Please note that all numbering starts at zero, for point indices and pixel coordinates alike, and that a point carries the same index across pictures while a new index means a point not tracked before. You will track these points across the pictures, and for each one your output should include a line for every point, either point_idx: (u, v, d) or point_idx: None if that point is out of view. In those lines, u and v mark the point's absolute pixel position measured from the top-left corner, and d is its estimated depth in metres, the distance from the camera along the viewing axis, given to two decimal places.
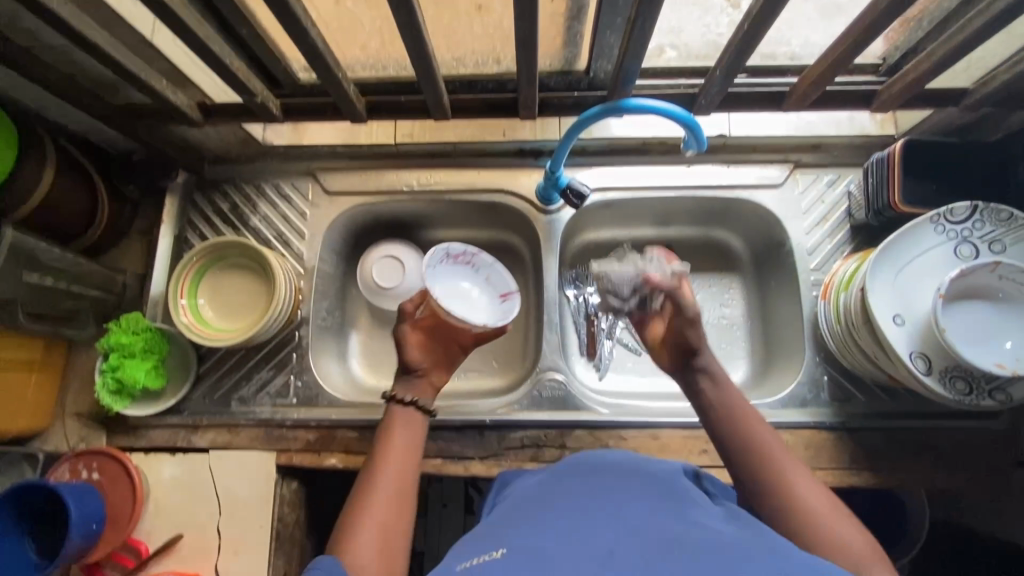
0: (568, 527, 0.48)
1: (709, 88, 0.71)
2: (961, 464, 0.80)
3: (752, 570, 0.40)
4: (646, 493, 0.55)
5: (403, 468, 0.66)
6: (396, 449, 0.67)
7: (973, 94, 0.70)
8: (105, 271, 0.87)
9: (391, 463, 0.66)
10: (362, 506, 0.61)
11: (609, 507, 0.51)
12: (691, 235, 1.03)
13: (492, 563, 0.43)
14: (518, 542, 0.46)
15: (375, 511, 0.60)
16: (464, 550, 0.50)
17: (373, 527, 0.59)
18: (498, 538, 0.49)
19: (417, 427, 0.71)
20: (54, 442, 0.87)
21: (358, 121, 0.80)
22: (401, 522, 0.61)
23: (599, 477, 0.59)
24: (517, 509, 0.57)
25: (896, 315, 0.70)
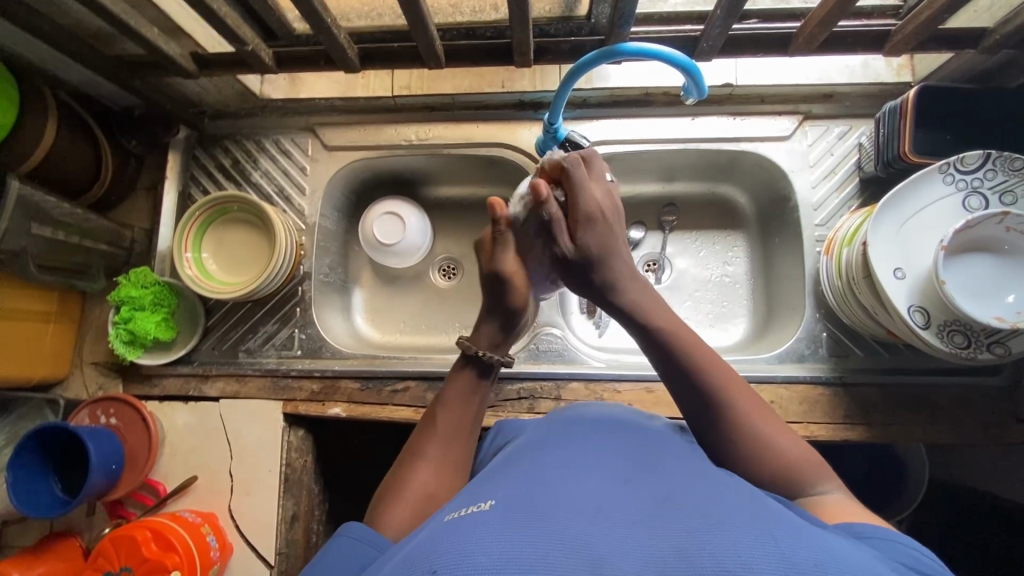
0: (558, 478, 0.48)
1: (710, 30, 0.67)
2: (960, 418, 0.80)
3: (745, 520, 0.39)
4: (630, 446, 0.56)
5: (453, 435, 0.64)
6: (452, 421, 0.65)
7: (992, 35, 0.67)
8: (113, 226, 0.89)
9: (448, 429, 0.64)
10: (413, 465, 0.61)
11: (602, 463, 0.51)
12: (696, 191, 1.01)
13: (480, 515, 0.42)
14: (504, 492, 0.46)
15: (425, 473, 0.60)
16: (455, 502, 0.49)
17: (419, 490, 0.58)
18: (484, 489, 0.49)
19: (472, 404, 0.66)
20: (74, 389, 0.92)
21: (352, 71, 0.78)
22: (446, 490, 0.60)
23: (584, 432, 0.59)
24: (513, 457, 0.57)
25: (898, 269, 0.69)
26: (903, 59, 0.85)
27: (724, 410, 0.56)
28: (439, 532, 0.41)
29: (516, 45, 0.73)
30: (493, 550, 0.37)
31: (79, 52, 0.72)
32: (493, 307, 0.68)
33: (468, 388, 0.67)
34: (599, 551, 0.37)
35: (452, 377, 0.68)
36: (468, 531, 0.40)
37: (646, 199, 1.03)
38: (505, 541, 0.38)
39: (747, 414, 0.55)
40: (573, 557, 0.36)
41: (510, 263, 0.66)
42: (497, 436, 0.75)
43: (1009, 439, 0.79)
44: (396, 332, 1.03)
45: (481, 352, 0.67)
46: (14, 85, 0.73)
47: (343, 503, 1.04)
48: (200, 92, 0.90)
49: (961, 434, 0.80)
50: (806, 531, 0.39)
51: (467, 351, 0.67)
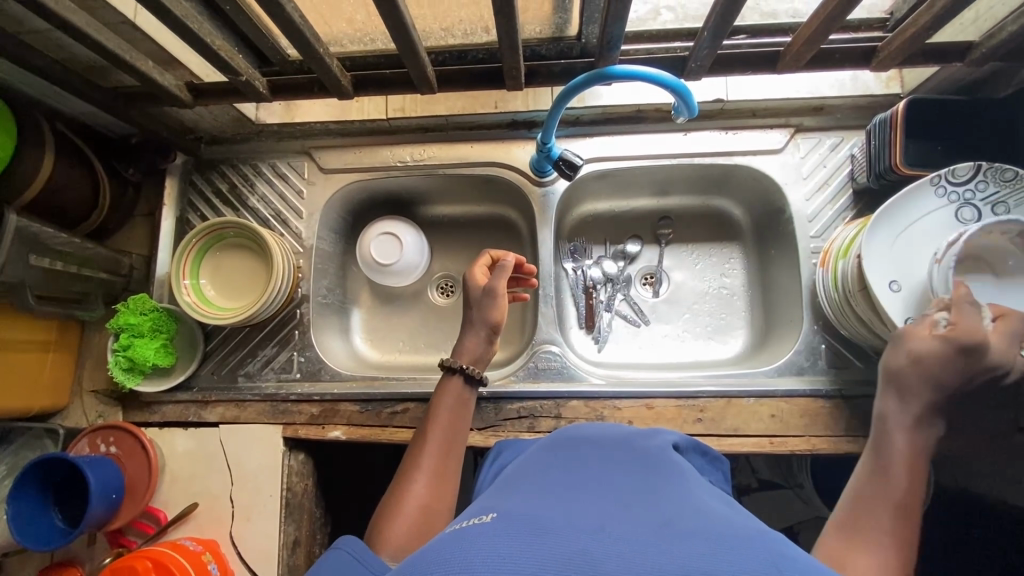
0: (559, 497, 0.48)
1: (698, 50, 0.67)
2: (960, 428, 0.80)
3: (744, 544, 0.39)
4: (630, 466, 0.56)
5: (447, 447, 0.68)
6: (440, 434, 0.68)
7: (979, 48, 0.67)
8: (111, 254, 0.90)
9: (437, 441, 0.68)
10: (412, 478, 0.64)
11: (603, 482, 0.51)
12: (690, 204, 1.02)
13: (482, 528, 0.42)
14: (505, 508, 0.46)
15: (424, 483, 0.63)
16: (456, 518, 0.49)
17: (417, 502, 0.61)
18: (486, 506, 0.49)
19: (462, 413, 0.71)
20: (74, 418, 0.91)
21: (346, 98, 0.79)
22: (443, 499, 0.63)
23: (586, 453, 0.60)
24: (514, 477, 0.58)
25: (894, 281, 0.69)
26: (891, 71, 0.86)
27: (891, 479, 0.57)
28: (442, 542, 0.42)
29: (507, 69, 0.74)
30: (494, 558, 0.38)
31: (75, 85, 0.73)
32: (470, 323, 0.75)
33: (454, 399, 0.71)
34: (598, 561, 0.37)
35: (439, 389, 0.72)
36: (471, 539, 0.40)
37: (642, 213, 1.04)
38: (506, 551, 0.38)
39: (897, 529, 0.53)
40: (572, 567, 0.37)
41: (501, 284, 0.75)
42: (498, 458, 0.75)
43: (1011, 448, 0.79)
44: (396, 351, 1.03)
45: (463, 365, 0.73)
46: (13, 119, 0.74)
47: (346, 525, 1.03)
48: (196, 120, 0.91)
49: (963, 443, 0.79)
50: (805, 558, 0.39)
51: (451, 365, 0.72)
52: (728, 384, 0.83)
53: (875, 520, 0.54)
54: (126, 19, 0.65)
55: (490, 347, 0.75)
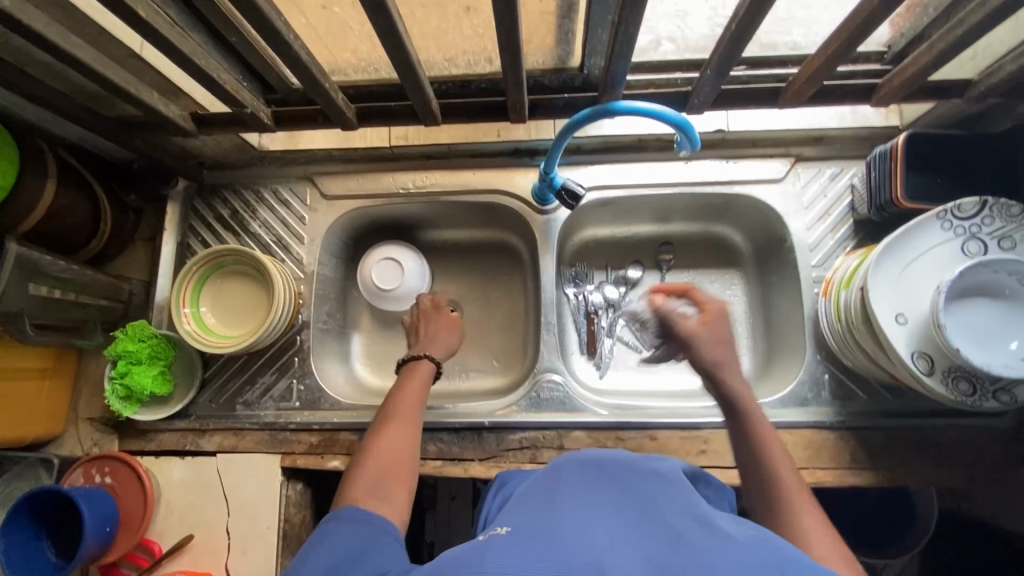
0: (574, 505, 0.49)
1: (702, 87, 0.68)
2: (965, 460, 0.79)
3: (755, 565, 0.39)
4: (648, 478, 0.56)
5: (413, 409, 0.72)
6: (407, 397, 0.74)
7: (977, 86, 0.68)
8: (111, 280, 0.89)
9: (403, 403, 0.73)
10: (375, 442, 0.68)
11: (619, 492, 0.52)
12: (691, 231, 1.02)
13: (498, 538, 0.44)
14: (522, 519, 0.48)
15: (387, 443, 0.67)
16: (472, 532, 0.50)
17: (385, 452, 0.66)
18: (502, 519, 0.51)
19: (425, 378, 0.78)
20: (68, 446, 0.90)
21: (349, 127, 0.79)
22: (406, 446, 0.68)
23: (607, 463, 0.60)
24: (534, 485, 0.59)
25: (899, 314, 0.68)
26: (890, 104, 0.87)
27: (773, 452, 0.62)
28: (459, 552, 0.44)
29: (511, 105, 0.75)
30: (504, 572, 0.39)
31: (80, 116, 0.73)
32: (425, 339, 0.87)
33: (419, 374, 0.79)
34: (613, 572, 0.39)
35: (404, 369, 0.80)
36: (491, 551, 0.42)
37: (643, 239, 1.04)
38: (517, 564, 0.40)
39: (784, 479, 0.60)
40: None
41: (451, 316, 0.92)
42: (500, 489, 0.74)
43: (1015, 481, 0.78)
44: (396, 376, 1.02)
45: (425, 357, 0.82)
46: (16, 149, 0.74)
47: None
48: (199, 147, 0.91)
49: (966, 476, 0.79)
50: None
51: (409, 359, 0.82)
52: None
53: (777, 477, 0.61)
54: (132, 52, 0.65)
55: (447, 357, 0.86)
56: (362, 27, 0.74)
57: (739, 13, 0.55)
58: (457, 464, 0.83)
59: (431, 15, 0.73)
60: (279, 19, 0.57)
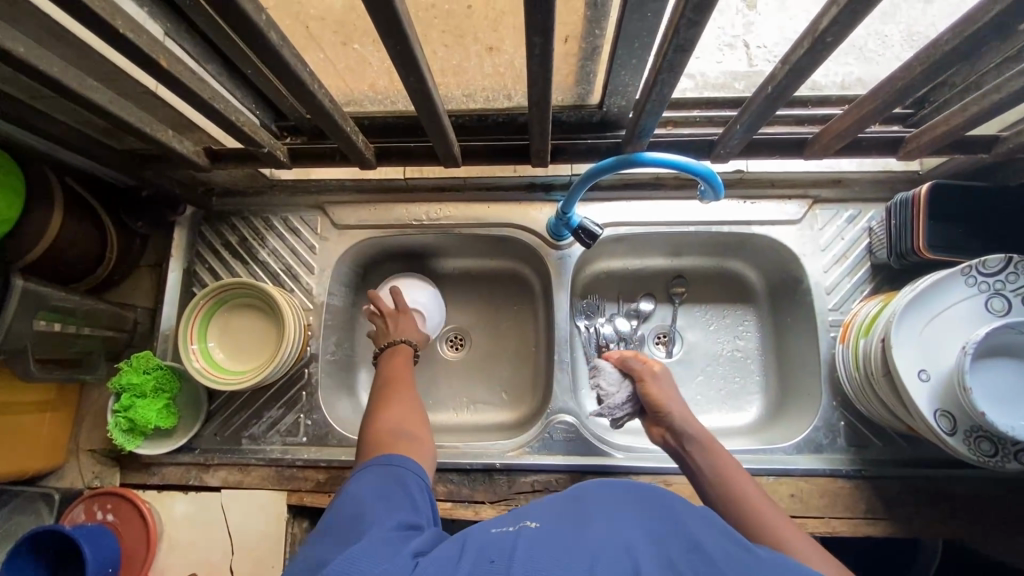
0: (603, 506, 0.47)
1: (729, 138, 0.67)
2: (981, 513, 0.79)
3: None
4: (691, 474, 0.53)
5: (402, 382, 0.77)
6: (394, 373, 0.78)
7: (1006, 142, 0.67)
8: (116, 310, 0.88)
9: (393, 378, 0.77)
10: (380, 410, 0.71)
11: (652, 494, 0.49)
12: (704, 266, 1.02)
13: (524, 535, 0.44)
14: (556, 513, 0.48)
15: (395, 408, 0.71)
16: (500, 520, 0.50)
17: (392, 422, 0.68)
18: (535, 509, 0.50)
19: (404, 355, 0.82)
20: (69, 478, 0.88)
21: (367, 167, 0.78)
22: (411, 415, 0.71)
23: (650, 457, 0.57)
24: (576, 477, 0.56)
25: (922, 370, 0.67)
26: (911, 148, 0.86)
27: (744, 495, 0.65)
28: (483, 544, 0.44)
29: (533, 150, 0.73)
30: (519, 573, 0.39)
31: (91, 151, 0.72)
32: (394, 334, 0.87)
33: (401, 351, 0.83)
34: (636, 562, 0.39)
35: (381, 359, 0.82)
36: (521, 541, 0.43)
37: (656, 273, 1.03)
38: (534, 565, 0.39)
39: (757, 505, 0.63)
40: None
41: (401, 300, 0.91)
42: None
43: None
44: None
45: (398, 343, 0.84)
46: (23, 182, 0.72)
47: None
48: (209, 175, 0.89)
49: (982, 529, 0.78)
50: None
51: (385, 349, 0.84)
52: (748, 461, 0.82)
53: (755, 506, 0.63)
54: (148, 91, 0.64)
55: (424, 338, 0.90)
56: (381, 63, 0.73)
57: (774, 77, 0.54)
58: (467, 506, 0.82)
59: (452, 54, 0.72)
60: (303, 68, 0.55)
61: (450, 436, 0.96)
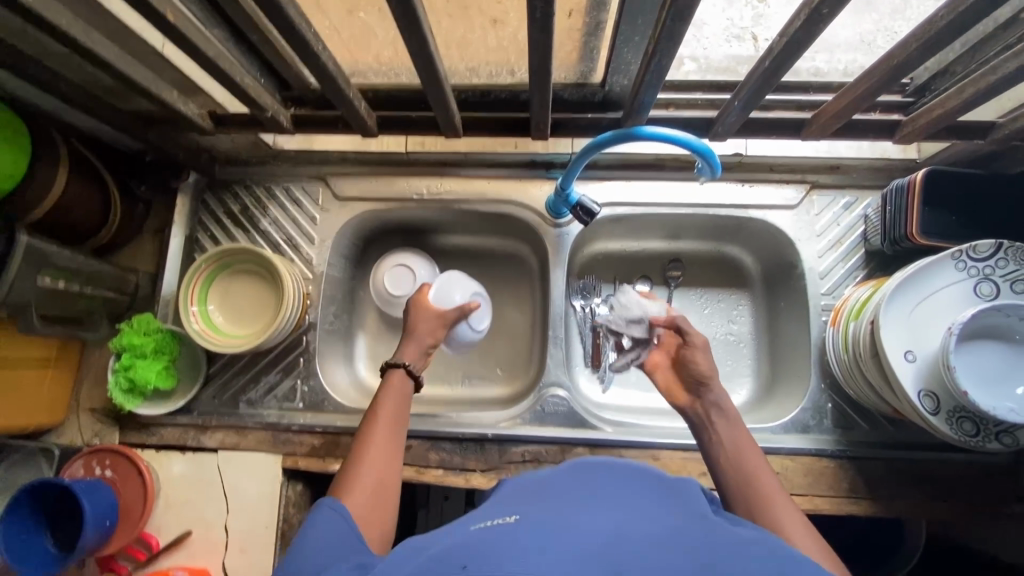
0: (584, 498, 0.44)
1: (727, 115, 0.68)
2: (961, 496, 0.80)
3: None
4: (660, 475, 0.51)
5: (394, 417, 0.69)
6: (387, 407, 0.70)
7: (1001, 129, 0.68)
8: (118, 272, 0.89)
9: (384, 417, 0.68)
10: (363, 451, 0.65)
11: (634, 486, 0.47)
12: (701, 250, 1.02)
13: (505, 528, 0.40)
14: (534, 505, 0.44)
15: (372, 458, 0.64)
16: (476, 514, 0.46)
17: (370, 474, 0.62)
18: (508, 504, 0.47)
19: (405, 386, 0.73)
20: (69, 435, 0.90)
21: (369, 135, 0.79)
22: (390, 467, 0.64)
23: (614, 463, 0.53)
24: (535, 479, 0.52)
25: (908, 351, 0.69)
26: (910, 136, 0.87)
27: (756, 481, 0.62)
28: (462, 539, 0.39)
29: (534, 121, 0.74)
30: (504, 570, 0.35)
31: (97, 111, 0.73)
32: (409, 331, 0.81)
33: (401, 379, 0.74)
34: (619, 556, 0.36)
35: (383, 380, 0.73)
36: (501, 535, 0.39)
37: (653, 255, 1.04)
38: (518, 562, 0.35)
39: (771, 497, 0.60)
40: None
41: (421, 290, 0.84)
42: None
43: (1009, 519, 0.80)
44: None
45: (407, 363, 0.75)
46: (28, 139, 0.73)
47: None
48: (213, 142, 0.90)
49: (963, 511, 0.80)
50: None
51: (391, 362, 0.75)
52: None
53: (765, 496, 0.60)
54: (155, 51, 0.64)
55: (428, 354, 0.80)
56: (386, 32, 0.73)
57: (772, 51, 0.54)
58: (459, 474, 0.83)
59: (457, 25, 0.73)
60: (308, 29, 0.56)
61: (445, 408, 0.98)
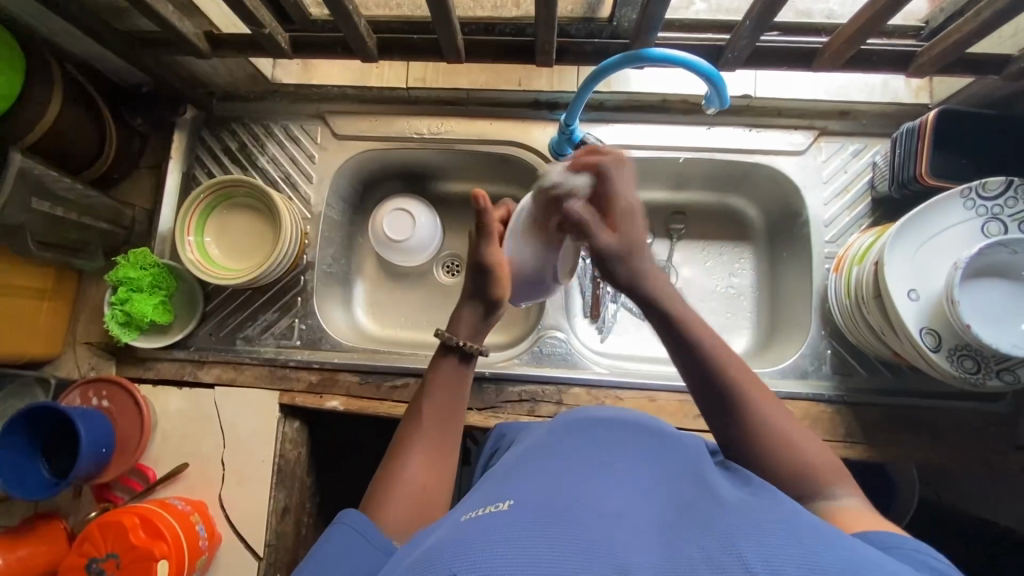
0: (577, 482, 0.45)
1: (737, 40, 0.66)
2: (958, 442, 0.80)
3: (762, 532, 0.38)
4: (645, 451, 0.54)
5: (444, 420, 0.67)
6: (435, 407, 0.67)
7: (1017, 62, 0.66)
8: (115, 205, 0.88)
9: (433, 418, 0.66)
10: (408, 454, 0.63)
11: (624, 466, 0.49)
12: (705, 200, 1.01)
13: (500, 516, 0.39)
14: (527, 492, 0.42)
15: (417, 464, 0.62)
16: (467, 503, 0.46)
17: (414, 482, 0.60)
18: (499, 487, 0.46)
19: (455, 388, 0.69)
20: (65, 369, 0.89)
21: (369, 61, 0.77)
22: (440, 479, 0.62)
23: (601, 437, 0.55)
24: (519, 460, 0.53)
25: (912, 290, 0.68)
26: (922, 80, 0.85)
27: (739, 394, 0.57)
28: (456, 532, 0.39)
29: (539, 44, 0.72)
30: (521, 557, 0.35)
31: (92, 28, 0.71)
32: (475, 292, 0.71)
33: (452, 375, 0.70)
34: (624, 558, 0.36)
35: (432, 371, 0.70)
36: (504, 525, 0.38)
37: (656, 206, 1.02)
38: (533, 550, 0.35)
39: (762, 416, 0.57)
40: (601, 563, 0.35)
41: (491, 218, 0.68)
42: (497, 442, 0.75)
43: (1005, 465, 0.80)
44: (397, 326, 1.02)
45: (459, 341, 0.70)
46: (21, 56, 0.71)
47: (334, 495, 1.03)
48: (210, 73, 0.88)
49: (958, 457, 0.80)
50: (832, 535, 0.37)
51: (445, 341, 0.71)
52: None
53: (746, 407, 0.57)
54: None
55: (488, 320, 0.72)
56: None
57: None
58: None
59: None
60: None
61: None
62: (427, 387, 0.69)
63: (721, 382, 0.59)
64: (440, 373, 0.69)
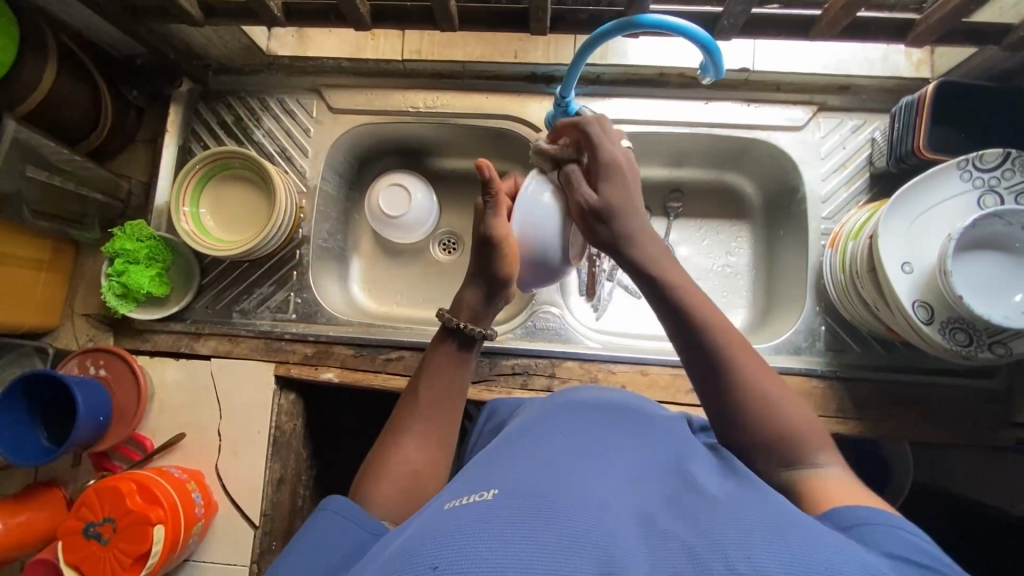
0: (564, 468, 0.45)
1: (733, 7, 0.65)
2: (950, 418, 0.80)
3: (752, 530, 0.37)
4: (633, 438, 0.53)
5: (438, 402, 0.65)
6: (433, 389, 0.65)
7: (1016, 31, 0.65)
8: (111, 177, 0.88)
9: (430, 399, 0.65)
10: (403, 437, 0.62)
11: (613, 455, 0.49)
12: (702, 178, 1.00)
13: (486, 506, 0.39)
14: (513, 481, 0.42)
15: (410, 448, 0.61)
16: (450, 491, 0.46)
17: (405, 465, 0.60)
18: (482, 474, 0.46)
19: (454, 369, 0.67)
20: (64, 340, 0.90)
21: (363, 29, 0.76)
22: (434, 463, 0.61)
23: (588, 426, 0.55)
24: (505, 444, 0.53)
25: (906, 263, 0.68)
26: (923, 54, 0.84)
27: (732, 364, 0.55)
28: (439, 523, 0.39)
29: (532, 10, 0.71)
30: (504, 556, 0.34)
31: None
32: (480, 271, 0.66)
33: (452, 358, 0.67)
34: (610, 553, 0.35)
35: (432, 350, 0.67)
36: (487, 515, 0.38)
37: (654, 183, 1.02)
38: (515, 546, 0.35)
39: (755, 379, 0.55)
40: (586, 558, 0.34)
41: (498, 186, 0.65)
42: (490, 417, 0.76)
43: (996, 441, 0.80)
44: (393, 303, 1.02)
45: (461, 324, 0.67)
46: (15, 22, 0.71)
47: (329, 468, 1.04)
48: (205, 44, 0.88)
49: (951, 433, 0.80)
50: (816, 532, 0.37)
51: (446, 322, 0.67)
52: None
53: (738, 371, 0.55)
54: None
55: (491, 303, 0.67)
56: None
57: None
58: None
59: None
60: None
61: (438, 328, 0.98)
62: (426, 365, 0.67)
63: (709, 350, 0.56)
64: (441, 354, 0.67)
